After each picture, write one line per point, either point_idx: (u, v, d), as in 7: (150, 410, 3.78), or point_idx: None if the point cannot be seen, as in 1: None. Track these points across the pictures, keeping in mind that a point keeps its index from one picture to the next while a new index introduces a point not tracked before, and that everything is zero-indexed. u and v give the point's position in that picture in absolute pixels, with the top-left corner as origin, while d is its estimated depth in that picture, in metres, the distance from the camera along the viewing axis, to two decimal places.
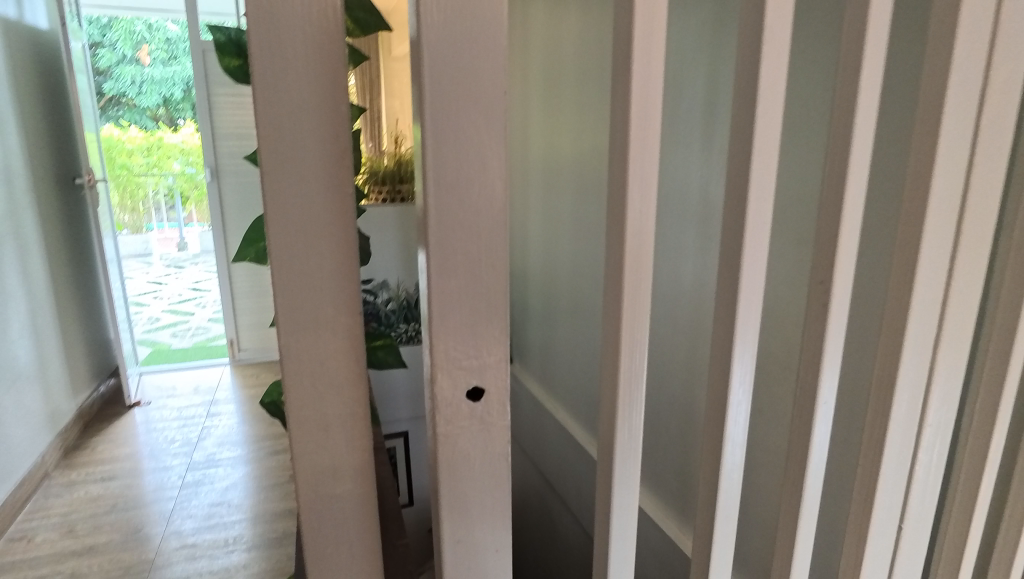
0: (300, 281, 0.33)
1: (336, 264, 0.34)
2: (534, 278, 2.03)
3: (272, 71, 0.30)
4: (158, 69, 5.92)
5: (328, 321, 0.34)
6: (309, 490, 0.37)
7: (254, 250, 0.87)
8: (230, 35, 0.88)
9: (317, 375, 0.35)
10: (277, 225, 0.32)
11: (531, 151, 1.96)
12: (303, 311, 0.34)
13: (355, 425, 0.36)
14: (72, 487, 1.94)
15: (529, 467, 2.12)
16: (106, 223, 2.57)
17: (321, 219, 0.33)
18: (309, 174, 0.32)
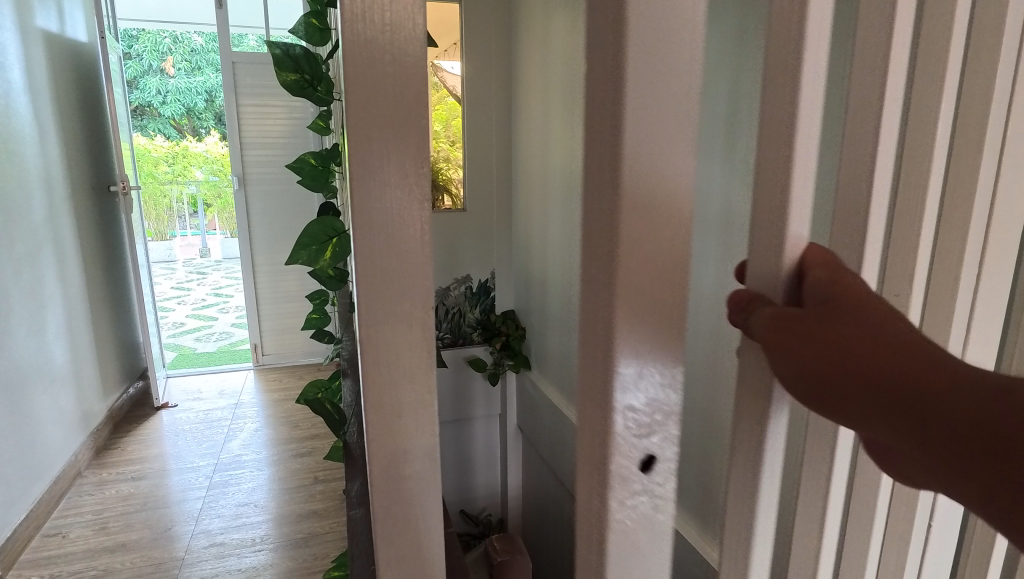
0: (385, 280, 0.34)
1: (416, 261, 0.35)
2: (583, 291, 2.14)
3: (359, 79, 0.31)
4: (182, 79, 6.05)
5: (406, 323, 0.35)
6: (383, 475, 0.38)
7: (306, 253, 0.93)
8: (292, 49, 0.96)
9: (393, 365, 0.36)
10: (362, 224, 0.33)
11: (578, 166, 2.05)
12: (389, 316, 0.35)
13: (426, 414, 0.37)
14: (104, 486, 1.99)
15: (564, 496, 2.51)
16: (137, 229, 2.64)
17: (401, 217, 0.34)
18: (391, 180, 0.33)
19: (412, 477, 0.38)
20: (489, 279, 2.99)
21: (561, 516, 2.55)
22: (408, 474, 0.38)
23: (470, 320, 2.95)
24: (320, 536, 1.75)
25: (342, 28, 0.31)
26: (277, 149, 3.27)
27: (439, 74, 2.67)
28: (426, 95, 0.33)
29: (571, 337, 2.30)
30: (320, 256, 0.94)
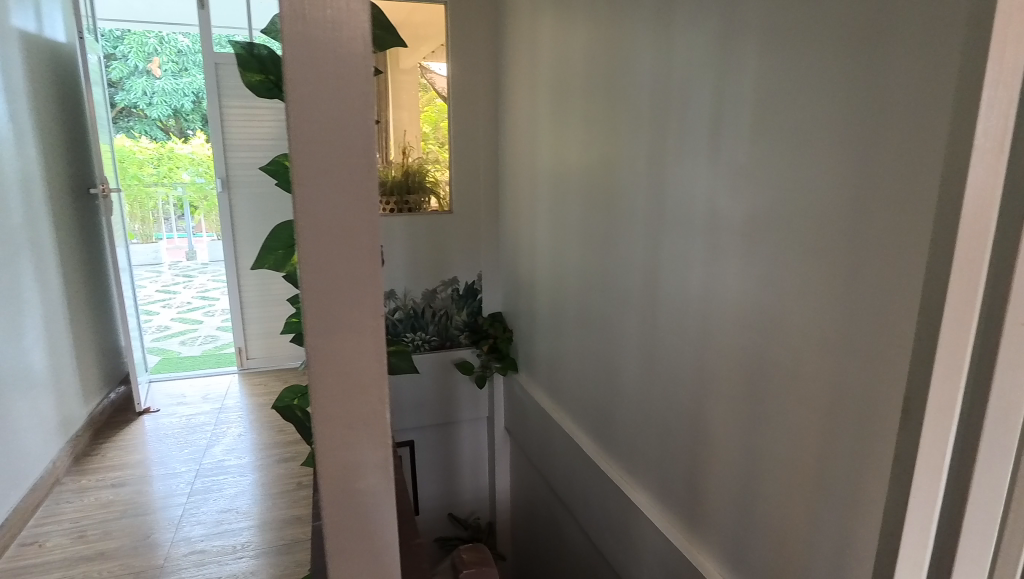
0: (334, 285, 0.34)
1: (361, 270, 0.34)
2: (570, 291, 2.15)
3: (301, 79, 0.32)
4: (169, 80, 6.06)
5: (357, 332, 0.35)
6: (336, 486, 0.38)
7: (274, 256, 0.92)
8: (255, 51, 0.96)
9: (343, 375, 0.36)
10: (307, 228, 0.33)
11: (569, 166, 2.06)
12: (341, 322, 0.35)
13: (376, 427, 0.38)
14: (84, 493, 1.96)
15: (556, 503, 2.48)
16: (119, 232, 2.61)
17: (345, 223, 0.34)
18: (336, 184, 0.33)
19: (366, 491, 0.38)
20: (477, 281, 2.98)
21: (551, 519, 2.54)
22: (362, 488, 0.38)
23: (457, 322, 2.96)
24: (303, 542, 1.73)
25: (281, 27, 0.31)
26: (262, 150, 3.24)
27: (428, 75, 2.71)
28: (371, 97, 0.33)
29: (559, 341, 2.29)
30: (287, 260, 0.93)
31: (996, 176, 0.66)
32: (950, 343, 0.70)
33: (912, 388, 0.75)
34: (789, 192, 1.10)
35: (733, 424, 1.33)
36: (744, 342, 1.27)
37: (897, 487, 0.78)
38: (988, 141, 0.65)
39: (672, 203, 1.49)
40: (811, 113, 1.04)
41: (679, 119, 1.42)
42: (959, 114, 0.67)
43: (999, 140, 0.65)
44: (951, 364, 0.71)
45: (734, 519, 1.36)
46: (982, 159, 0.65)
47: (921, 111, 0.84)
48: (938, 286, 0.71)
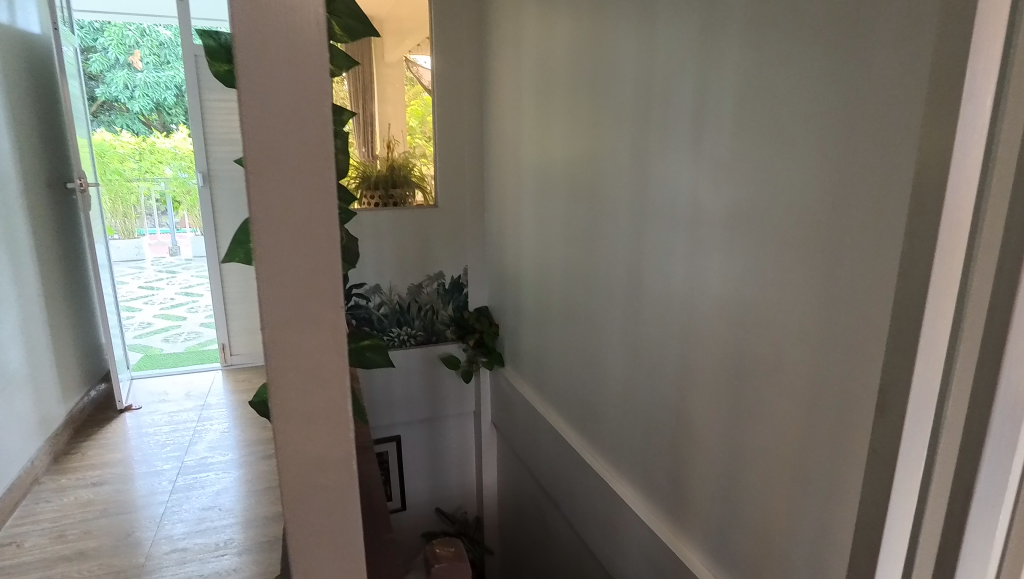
0: (292, 274, 0.36)
1: (317, 258, 0.36)
2: (555, 286, 2.15)
3: (254, 74, 0.32)
4: (150, 73, 5.94)
5: (314, 323, 0.37)
6: (299, 477, 0.39)
7: (244, 251, 0.90)
8: (221, 40, 0.94)
9: (303, 363, 0.37)
10: (263, 218, 0.34)
11: (554, 160, 2.06)
12: (298, 313, 0.36)
13: (338, 416, 0.39)
14: (63, 492, 1.93)
15: (544, 499, 2.47)
16: (98, 228, 2.57)
17: (300, 214, 0.35)
18: (291, 175, 0.34)
19: (329, 482, 0.39)
20: (462, 275, 2.97)
21: (538, 514, 2.55)
22: (327, 480, 0.40)
23: (443, 317, 2.96)
24: None
25: (232, 24, 0.32)
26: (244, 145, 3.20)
27: (414, 68, 2.72)
28: (324, 90, 0.34)
29: (545, 336, 2.29)
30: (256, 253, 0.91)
31: (973, 168, 0.67)
32: (925, 333, 0.72)
33: (888, 379, 0.76)
34: (770, 187, 1.11)
35: (715, 417, 1.33)
36: (726, 335, 1.27)
37: (874, 476, 0.80)
38: (963, 133, 0.65)
39: (655, 198, 1.49)
40: (791, 106, 1.04)
41: (662, 112, 1.42)
42: (933, 105, 0.67)
43: (975, 132, 0.66)
44: (925, 355, 0.72)
45: (717, 511, 1.36)
46: (957, 150, 0.66)
47: (898, 106, 0.85)
48: (917, 277, 0.71)
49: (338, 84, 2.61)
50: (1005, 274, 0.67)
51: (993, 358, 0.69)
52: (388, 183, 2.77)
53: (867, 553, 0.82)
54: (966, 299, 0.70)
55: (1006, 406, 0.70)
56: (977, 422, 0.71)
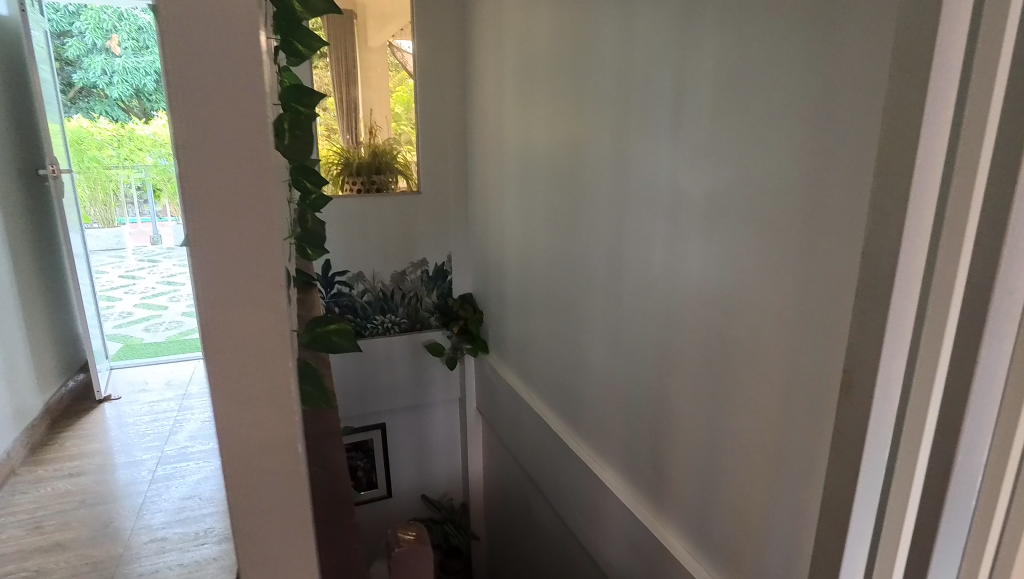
0: (227, 218, 0.50)
1: (246, 207, 0.50)
2: (538, 272, 2.14)
3: (195, 95, 0.47)
4: (129, 58, 5.65)
5: (246, 256, 0.51)
6: (234, 369, 0.54)
7: None
8: None
9: (238, 285, 0.52)
10: (202, 178, 0.49)
11: (536, 146, 2.04)
12: (235, 252, 0.51)
13: (267, 326, 0.53)
14: (39, 484, 1.90)
15: (529, 485, 2.49)
16: (72, 216, 2.51)
17: (232, 174, 0.49)
18: (222, 146, 0.49)
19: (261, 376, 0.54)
20: (446, 262, 2.95)
21: (523, 500, 2.56)
22: (258, 374, 0.54)
23: (428, 304, 2.94)
24: None
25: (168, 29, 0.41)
26: None
27: (397, 52, 2.67)
28: (255, 104, 0.49)
29: (528, 322, 2.29)
30: None
31: (942, 146, 0.66)
32: (897, 310, 0.71)
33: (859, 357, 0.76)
34: (745, 172, 1.11)
35: (694, 400, 1.34)
36: (704, 320, 1.28)
37: (841, 458, 0.80)
38: (932, 112, 0.65)
39: (635, 183, 1.48)
40: (769, 88, 1.03)
41: (642, 97, 1.41)
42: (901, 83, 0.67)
43: (945, 109, 0.65)
44: (896, 334, 0.72)
45: (696, 495, 1.38)
46: (928, 127, 0.65)
47: (867, 90, 0.85)
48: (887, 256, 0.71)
49: (318, 68, 2.57)
50: (972, 255, 0.66)
51: (965, 337, 0.67)
52: (370, 169, 2.73)
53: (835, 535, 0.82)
54: (941, 277, 0.68)
55: (983, 382, 0.67)
56: (953, 404, 0.69)
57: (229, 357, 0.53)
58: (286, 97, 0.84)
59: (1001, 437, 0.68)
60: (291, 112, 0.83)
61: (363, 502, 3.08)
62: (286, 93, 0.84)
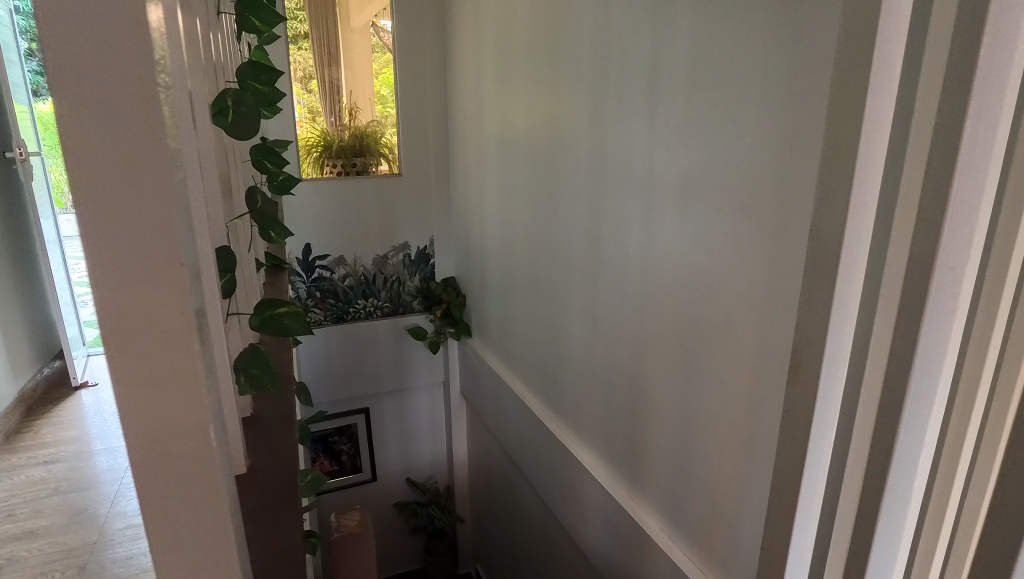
0: (129, 236, 0.33)
1: (150, 225, 0.33)
2: (518, 255, 2.12)
3: (67, 64, 0.30)
4: None
5: (158, 301, 0.34)
6: (148, 450, 0.37)
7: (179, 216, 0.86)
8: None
9: (146, 340, 0.34)
10: (86, 182, 0.32)
11: (516, 126, 2.01)
12: (139, 294, 0.34)
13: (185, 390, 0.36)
14: (13, 472, 1.88)
15: (512, 469, 2.49)
16: (43, 200, 2.45)
17: (125, 176, 0.32)
18: (115, 129, 0.31)
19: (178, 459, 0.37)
20: (428, 246, 2.92)
21: (507, 484, 2.56)
22: (177, 452, 0.37)
23: (410, 288, 2.92)
24: None
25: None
26: None
27: (380, 32, 2.62)
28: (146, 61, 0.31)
29: (509, 305, 2.27)
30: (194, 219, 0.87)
31: (890, 100, 0.46)
32: (830, 327, 0.52)
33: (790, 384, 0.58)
34: (720, 153, 1.09)
35: (670, 382, 1.34)
36: (679, 301, 1.27)
37: None
38: (880, 56, 0.45)
39: (612, 164, 1.46)
40: (742, 64, 1.01)
41: (618, 74, 1.38)
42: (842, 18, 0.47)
43: (895, 52, 0.44)
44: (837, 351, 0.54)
45: (671, 476, 1.39)
46: (875, 79, 0.45)
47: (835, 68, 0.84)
48: (824, 251, 0.52)
49: (300, 49, 2.52)
50: None
51: (900, 361, 0.48)
52: (351, 151, 2.70)
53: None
54: (883, 279, 0.48)
55: None
56: None
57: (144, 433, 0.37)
58: (243, 74, 0.80)
59: (941, 485, 0.50)
60: (248, 90, 0.79)
61: (348, 485, 3.10)
62: (244, 69, 0.80)
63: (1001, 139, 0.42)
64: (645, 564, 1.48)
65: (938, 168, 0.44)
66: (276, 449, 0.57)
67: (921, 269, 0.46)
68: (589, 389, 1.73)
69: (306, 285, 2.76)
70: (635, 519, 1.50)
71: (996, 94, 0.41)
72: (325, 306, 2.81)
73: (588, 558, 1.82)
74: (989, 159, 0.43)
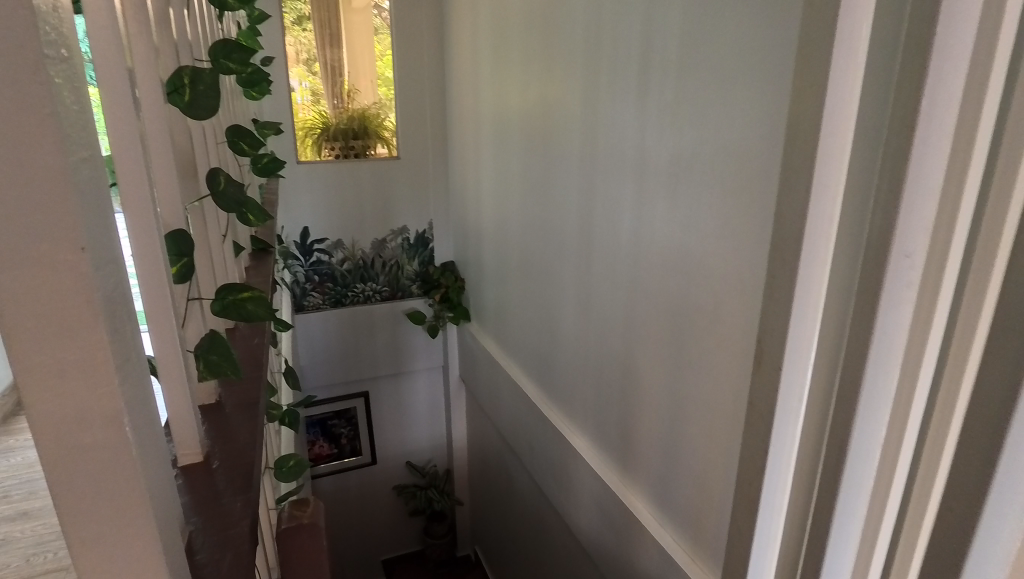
0: (13, 212, 0.26)
1: (43, 202, 0.26)
2: (513, 239, 2.11)
3: None
4: None
5: (53, 280, 0.27)
6: (54, 445, 0.30)
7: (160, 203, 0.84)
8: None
9: (46, 327, 0.28)
10: None
11: (510, 108, 1.98)
12: (31, 282, 0.27)
13: (97, 378, 0.29)
14: (9, 453, 1.89)
15: (508, 453, 2.48)
16: None
17: (21, 147, 0.25)
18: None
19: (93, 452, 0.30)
20: (427, 230, 2.90)
21: (503, 468, 2.57)
22: (90, 445, 0.30)
23: (409, 273, 2.90)
24: None
25: None
26: None
27: (382, 13, 2.57)
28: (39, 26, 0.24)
29: (505, 290, 2.26)
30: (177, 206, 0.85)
31: (855, 73, 0.57)
32: (807, 268, 0.65)
33: (776, 342, 0.69)
34: (708, 136, 1.07)
35: (660, 367, 1.33)
36: (667, 284, 1.26)
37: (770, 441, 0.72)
38: (842, 35, 0.56)
39: (605, 147, 1.44)
40: (738, 41, 0.97)
41: (611, 54, 1.35)
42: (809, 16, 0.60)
43: (859, 29, 0.55)
44: (806, 293, 0.65)
45: (660, 459, 1.38)
46: (838, 55, 0.57)
47: None
48: (796, 207, 0.64)
49: (304, 30, 2.50)
50: (938, 242, 0.54)
51: (878, 302, 0.57)
52: (349, 134, 2.69)
53: (747, 511, 0.79)
54: (854, 231, 0.60)
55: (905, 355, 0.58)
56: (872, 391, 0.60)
57: (43, 433, 0.30)
58: (215, 51, 0.76)
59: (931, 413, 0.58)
60: (220, 70, 0.75)
61: (347, 467, 3.12)
62: (215, 48, 0.76)
63: (957, 115, 0.51)
64: (635, 549, 1.48)
65: (897, 139, 0.54)
66: (235, 437, 0.56)
67: (886, 229, 0.56)
68: (581, 375, 1.72)
69: (304, 269, 2.75)
70: (625, 504, 1.50)
71: (953, 77, 0.50)
72: (323, 289, 2.81)
73: (580, 540, 1.83)
74: (943, 132, 0.52)
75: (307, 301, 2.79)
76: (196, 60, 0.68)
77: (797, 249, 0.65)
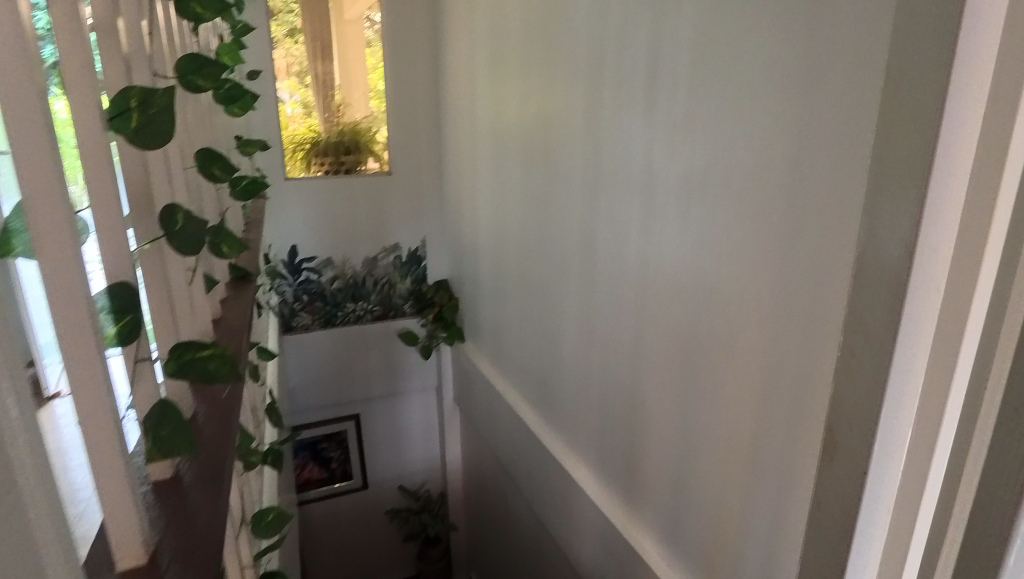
0: None
1: None
2: (511, 256, 2.02)
3: None
4: None
5: None
6: None
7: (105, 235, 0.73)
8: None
9: None
10: None
11: (508, 121, 1.91)
12: None
13: None
14: None
15: (504, 478, 2.39)
16: None
17: None
18: None
19: None
20: (420, 247, 2.82)
21: (499, 493, 2.47)
22: None
23: (401, 291, 2.81)
24: None
25: None
26: None
27: (374, 25, 2.50)
28: None
29: (502, 309, 2.18)
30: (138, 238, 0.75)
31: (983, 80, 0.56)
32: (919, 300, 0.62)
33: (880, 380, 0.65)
34: (723, 152, 0.99)
35: (669, 396, 1.25)
36: (678, 310, 1.18)
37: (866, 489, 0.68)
38: (966, 46, 0.54)
39: (609, 163, 1.36)
40: (756, 53, 0.90)
41: (615, 65, 1.28)
42: (909, 31, 0.58)
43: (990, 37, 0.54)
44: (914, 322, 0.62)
45: (668, 494, 1.29)
46: (962, 66, 0.55)
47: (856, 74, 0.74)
48: (905, 232, 0.61)
49: (296, 42, 2.42)
50: None
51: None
52: (338, 150, 2.60)
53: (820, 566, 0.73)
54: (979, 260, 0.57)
55: None
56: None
57: None
58: (181, 67, 0.67)
59: None
60: (186, 87, 0.66)
61: (337, 492, 3.02)
62: (181, 63, 0.66)
63: None
64: None
65: None
66: (188, 525, 0.47)
67: None
68: (583, 402, 1.63)
69: (292, 289, 2.66)
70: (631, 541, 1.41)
71: None
72: (312, 309, 2.71)
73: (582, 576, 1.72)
74: None
75: (296, 321, 2.70)
76: (154, 75, 0.59)
77: (908, 280, 0.62)
